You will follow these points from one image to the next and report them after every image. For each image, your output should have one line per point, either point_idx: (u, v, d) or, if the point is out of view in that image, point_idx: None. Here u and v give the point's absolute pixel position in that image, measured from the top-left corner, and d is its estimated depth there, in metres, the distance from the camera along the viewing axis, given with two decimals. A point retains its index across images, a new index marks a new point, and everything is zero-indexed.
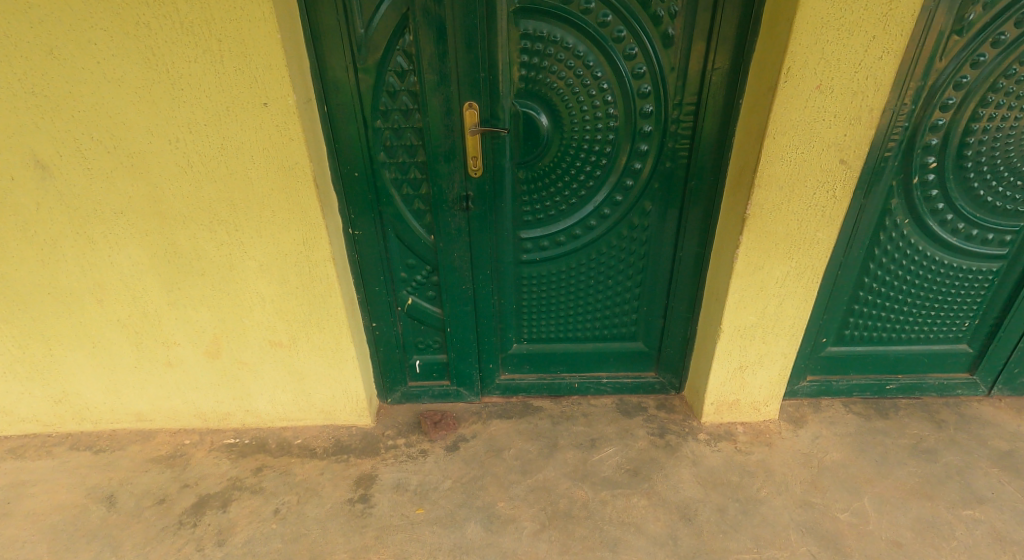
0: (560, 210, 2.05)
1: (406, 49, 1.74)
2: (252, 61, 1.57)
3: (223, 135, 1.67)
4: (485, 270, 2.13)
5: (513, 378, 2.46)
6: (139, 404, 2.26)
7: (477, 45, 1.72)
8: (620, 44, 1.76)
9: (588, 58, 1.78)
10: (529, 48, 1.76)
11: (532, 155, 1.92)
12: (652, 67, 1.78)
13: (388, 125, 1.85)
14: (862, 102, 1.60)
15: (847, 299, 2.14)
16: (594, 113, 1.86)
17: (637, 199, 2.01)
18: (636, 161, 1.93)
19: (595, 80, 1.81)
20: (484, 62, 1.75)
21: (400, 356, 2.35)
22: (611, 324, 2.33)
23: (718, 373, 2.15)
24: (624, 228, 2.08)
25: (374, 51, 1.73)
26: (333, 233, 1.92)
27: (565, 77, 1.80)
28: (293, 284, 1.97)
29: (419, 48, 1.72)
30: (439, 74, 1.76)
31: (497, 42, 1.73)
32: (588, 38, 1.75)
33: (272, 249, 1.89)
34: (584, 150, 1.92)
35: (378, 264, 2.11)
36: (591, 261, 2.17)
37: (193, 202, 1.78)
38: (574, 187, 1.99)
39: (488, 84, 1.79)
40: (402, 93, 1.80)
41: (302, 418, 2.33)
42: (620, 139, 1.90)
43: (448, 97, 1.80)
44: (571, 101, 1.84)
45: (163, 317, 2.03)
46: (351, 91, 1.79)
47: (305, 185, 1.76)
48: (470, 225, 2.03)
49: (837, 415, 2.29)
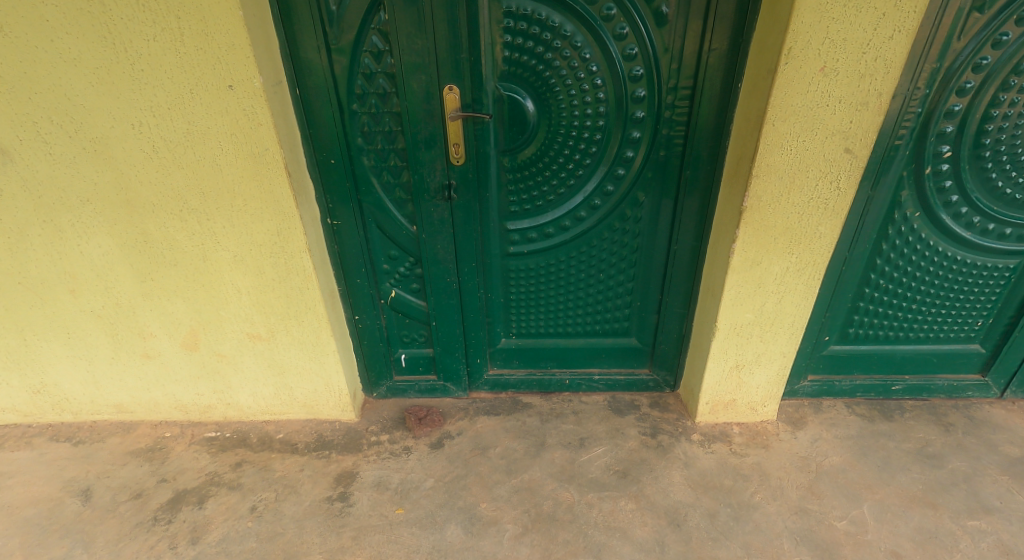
0: (548, 200, 1.95)
1: (382, 28, 1.63)
2: (214, 39, 1.47)
3: (188, 120, 1.58)
4: (470, 262, 2.06)
5: (501, 374, 2.40)
6: (119, 396, 2.22)
7: (458, 23, 1.61)
8: (610, 23, 1.63)
9: (576, 39, 1.66)
10: (513, 28, 1.65)
11: (518, 143, 1.82)
12: (645, 49, 1.65)
13: (366, 109, 1.75)
14: (871, 86, 1.45)
15: (851, 296, 2.03)
16: (583, 98, 1.74)
17: (630, 189, 1.90)
18: (628, 149, 1.82)
19: (583, 62, 1.69)
20: (464, 42, 1.64)
21: (385, 349, 2.30)
22: (603, 319, 2.24)
23: (713, 373, 2.07)
24: (616, 220, 1.98)
25: (348, 31, 1.63)
26: (309, 224, 1.84)
27: (551, 59, 1.69)
28: (270, 276, 1.90)
29: (395, 27, 1.61)
30: (418, 56, 1.65)
31: (479, 22, 1.62)
32: (576, 16, 1.64)
33: (246, 240, 1.81)
34: (572, 138, 1.81)
35: (359, 255, 2.04)
36: (581, 254, 2.08)
37: (161, 190, 1.70)
38: (564, 175, 1.89)
39: (468, 66, 1.68)
40: (379, 75, 1.69)
41: (285, 412, 2.28)
42: (611, 126, 1.79)
43: (428, 80, 1.69)
44: (558, 85, 1.72)
45: (138, 308, 1.97)
46: (323, 72, 1.68)
47: (276, 173, 1.67)
48: (453, 215, 1.94)
49: (839, 417, 2.19)
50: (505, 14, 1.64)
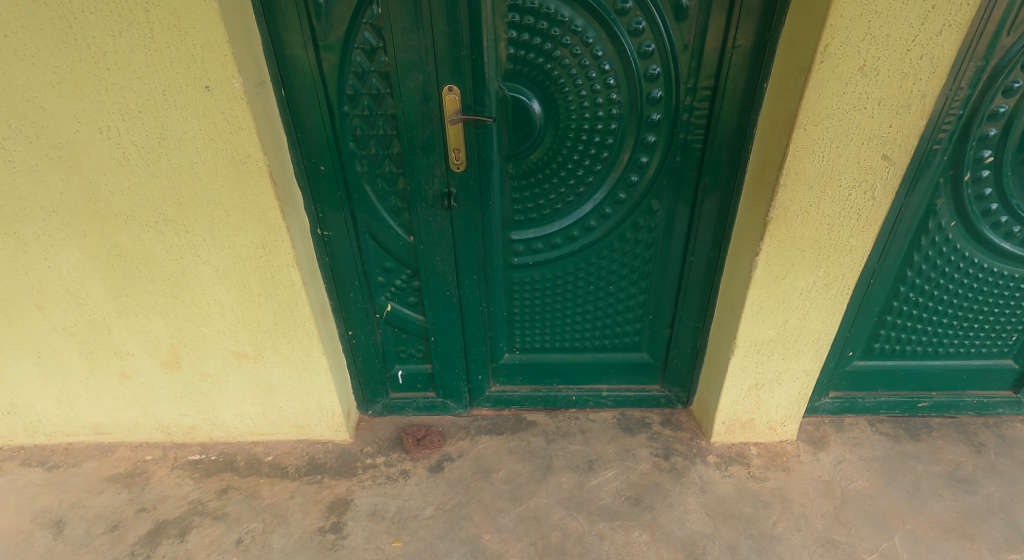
0: (555, 208, 1.81)
1: (374, 22, 1.48)
2: (188, 35, 1.32)
3: (161, 124, 1.43)
4: (472, 274, 1.92)
5: (504, 390, 2.27)
6: (96, 417, 2.08)
7: (458, 18, 1.47)
8: (625, 18, 1.49)
9: (587, 34, 1.52)
10: (519, 22, 1.51)
11: (523, 147, 1.68)
12: (662, 46, 1.51)
13: (358, 111, 1.60)
14: (915, 87, 1.32)
15: (879, 310, 1.90)
16: (594, 99, 1.60)
17: (643, 197, 1.77)
18: (643, 154, 1.69)
19: (595, 60, 1.55)
20: (465, 38, 1.50)
21: (381, 366, 2.16)
22: (612, 333, 2.11)
23: (731, 392, 1.94)
24: (628, 229, 1.85)
25: (337, 26, 1.48)
26: (297, 235, 1.70)
27: (559, 57, 1.54)
28: (255, 291, 1.76)
29: (389, 21, 1.47)
30: (414, 53, 1.51)
31: (481, 16, 1.48)
32: (587, 10, 1.49)
33: (229, 253, 1.67)
34: (582, 142, 1.67)
35: (353, 267, 1.90)
36: (590, 266, 1.94)
37: (134, 200, 1.56)
38: (573, 181, 1.75)
39: (470, 64, 1.53)
40: (372, 74, 1.55)
41: (274, 432, 2.14)
42: (624, 130, 1.65)
43: (426, 80, 1.55)
44: (568, 85, 1.58)
45: (113, 325, 1.83)
46: (310, 71, 1.53)
47: (260, 182, 1.53)
48: (454, 225, 1.80)
49: (862, 436, 2.07)
50: (509, 7, 1.49)
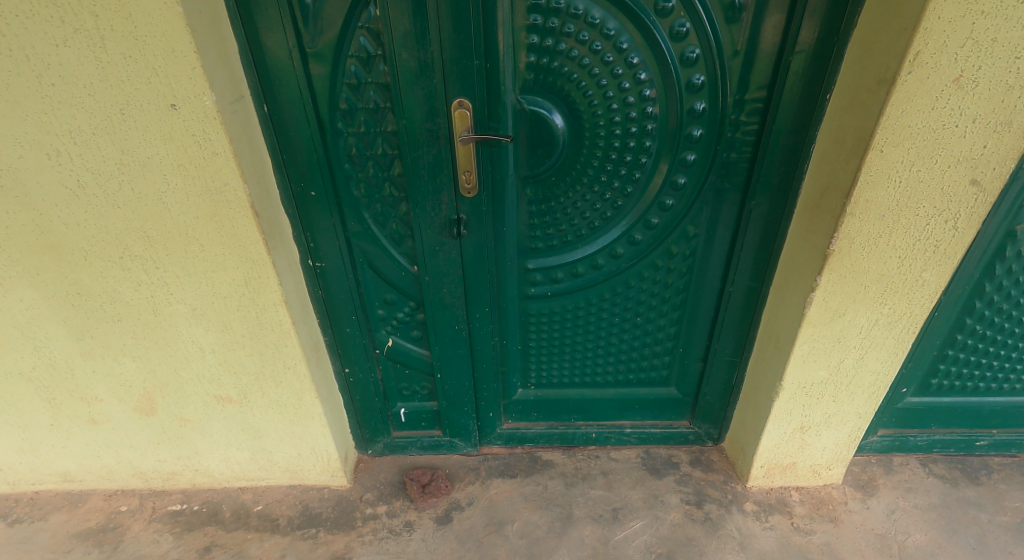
0: (578, 234, 1.60)
1: (371, 26, 1.26)
2: (147, 44, 1.10)
3: (120, 147, 1.21)
4: (483, 306, 1.71)
5: (517, 427, 2.07)
6: (64, 464, 1.87)
7: (471, 20, 1.25)
8: (666, 19, 1.27)
9: (621, 39, 1.30)
10: (541, 25, 1.29)
11: (543, 167, 1.47)
12: (709, 51, 1.30)
13: (353, 128, 1.39)
14: (1018, 101, 1.11)
15: (940, 343, 1.70)
16: (627, 113, 1.38)
17: (678, 221, 1.56)
18: (680, 175, 1.47)
19: (629, 68, 1.33)
20: (478, 44, 1.28)
21: (382, 404, 1.95)
22: (638, 367, 1.91)
23: (773, 435, 1.74)
24: (660, 257, 1.64)
25: (328, 31, 1.26)
26: (284, 269, 1.49)
27: (587, 65, 1.32)
28: (238, 332, 1.55)
29: (389, 24, 1.25)
30: (419, 61, 1.29)
31: (497, 18, 1.26)
32: (622, 10, 1.27)
33: (207, 291, 1.45)
34: (611, 161, 1.46)
35: (349, 300, 1.69)
36: (616, 296, 1.74)
37: (93, 234, 1.34)
38: (599, 205, 1.54)
39: (483, 74, 1.31)
40: (369, 87, 1.33)
41: (265, 478, 1.94)
42: (660, 147, 1.44)
43: (433, 93, 1.33)
44: (597, 97, 1.36)
45: (77, 369, 1.62)
46: (296, 82, 1.31)
47: (239, 213, 1.31)
48: (463, 254, 1.59)
49: (916, 480, 1.87)
50: (530, 6, 1.26)
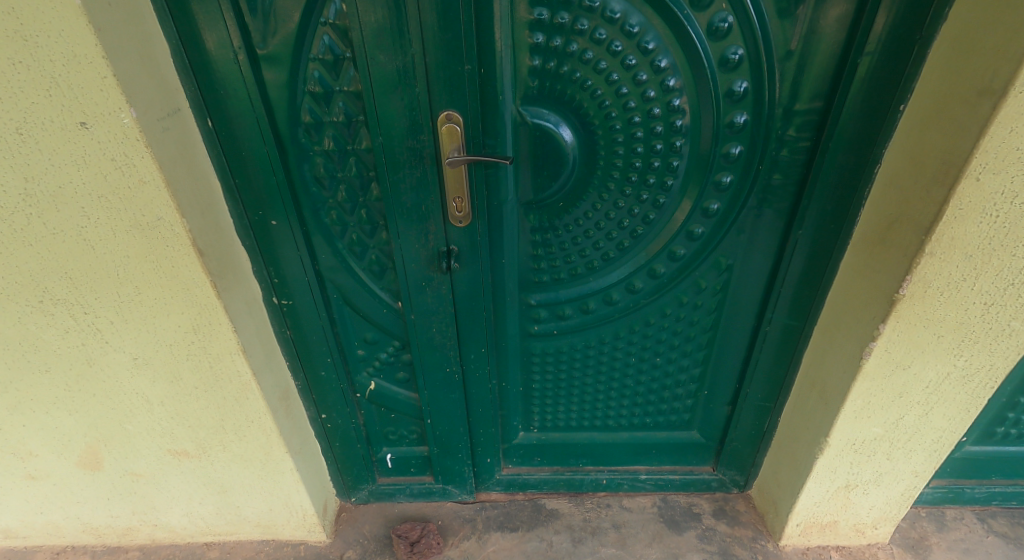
0: (589, 266, 1.37)
1: (336, 22, 1.01)
2: (41, 47, 0.86)
3: (23, 175, 0.97)
4: (479, 346, 1.48)
5: (519, 473, 1.84)
6: (5, 521, 1.65)
7: (461, 15, 1.00)
8: (703, 13, 1.02)
9: (646, 38, 1.05)
10: (548, 21, 1.04)
11: (549, 191, 1.23)
12: (755, 53, 1.05)
13: (319, 146, 1.15)
14: None
15: (1010, 389, 1.47)
16: (651, 127, 1.14)
17: (708, 252, 1.32)
18: (713, 200, 1.23)
19: (655, 74, 1.08)
20: (470, 44, 1.03)
21: (365, 450, 1.73)
22: (655, 410, 1.68)
23: (813, 494, 1.51)
24: (685, 292, 1.40)
25: (282, 29, 1.01)
26: (241, 312, 1.25)
27: (604, 70, 1.08)
28: (190, 383, 1.31)
29: (359, 20, 1.00)
30: (397, 66, 1.04)
31: (494, 12, 1.01)
32: (649, 2, 1.02)
33: (148, 338, 1.22)
34: (630, 183, 1.22)
35: (324, 340, 1.46)
36: (632, 335, 1.50)
37: (3, 276, 1.10)
38: (614, 233, 1.30)
39: (476, 81, 1.06)
40: (337, 97, 1.09)
41: (233, 533, 1.71)
42: (689, 168, 1.19)
43: (414, 105, 1.09)
44: (615, 108, 1.12)
45: (7, 423, 1.39)
46: (245, 91, 1.06)
47: (179, 252, 1.08)
48: (455, 289, 1.36)
49: (973, 539, 1.64)
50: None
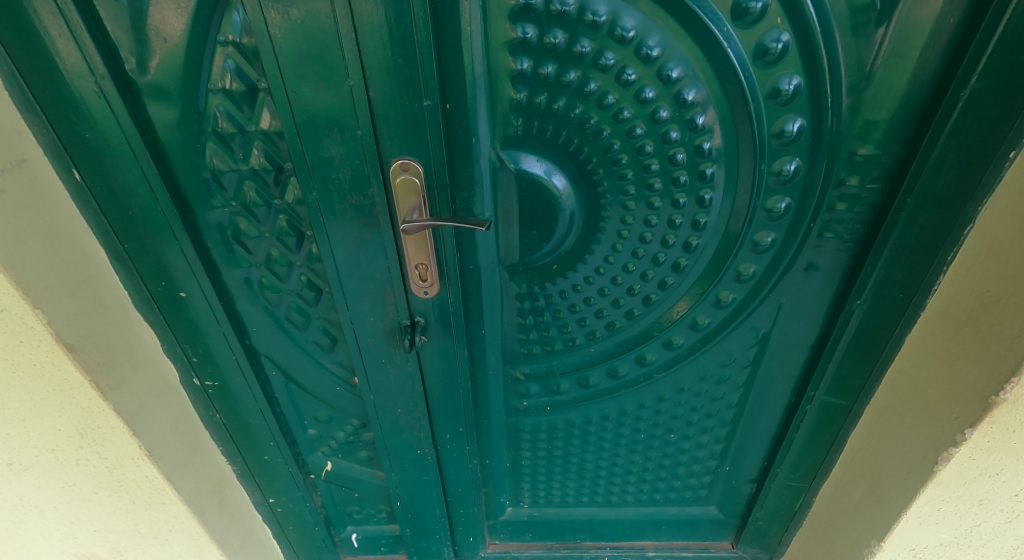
0: (590, 336, 1.10)
1: (241, 44, 0.73)
2: None
3: None
4: (456, 425, 1.22)
5: (507, 550, 1.58)
6: None
7: (415, 34, 0.72)
8: (751, 31, 0.74)
9: (670, 64, 0.77)
10: (537, 41, 0.75)
11: (540, 253, 0.96)
12: (818, 85, 0.77)
13: (234, 201, 0.88)
14: None
15: None
16: (674, 177, 0.87)
17: (739, 321, 1.06)
18: (749, 263, 0.97)
19: (680, 110, 0.80)
20: (429, 72, 0.74)
21: (325, 531, 1.46)
22: (666, 487, 1.42)
23: None
24: (709, 364, 1.14)
25: (166, 53, 0.73)
26: (146, 407, 0.97)
27: (611, 105, 0.80)
28: (87, 489, 1.01)
29: (272, 42, 0.72)
30: (330, 101, 0.77)
31: (461, 30, 0.72)
32: (676, 15, 0.73)
33: (20, 444, 0.92)
34: (643, 243, 0.95)
35: (265, 422, 1.19)
36: (642, 410, 1.24)
37: None
38: (623, 300, 1.03)
39: (439, 121, 0.79)
40: (253, 140, 0.82)
41: None
42: (721, 225, 0.92)
43: (355, 152, 0.81)
44: (626, 153, 0.84)
45: None
46: (122, 134, 0.78)
47: (39, 348, 0.79)
48: (423, 364, 1.10)
49: None
50: (516, 10, 0.73)
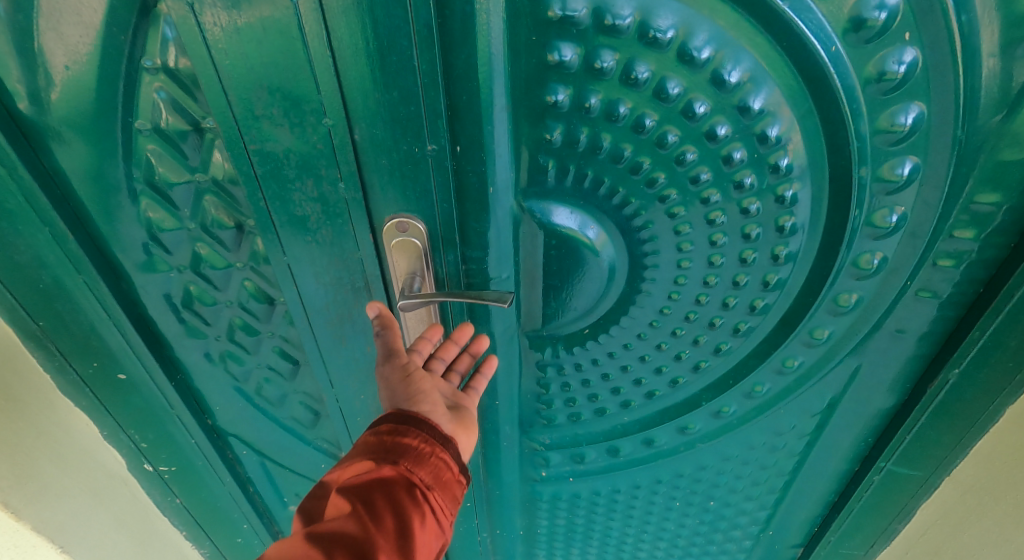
0: (625, 404, 0.92)
1: (171, 72, 0.54)
2: None
3: None
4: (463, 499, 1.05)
5: None
6: None
7: (414, 59, 0.53)
8: (868, 54, 0.54)
9: (753, 93, 0.57)
10: (577, 65, 0.55)
11: (569, 317, 0.77)
12: (947, 121, 0.58)
13: (182, 265, 0.70)
14: None
15: None
16: (744, 230, 0.68)
17: (803, 387, 0.89)
18: (825, 325, 0.79)
19: (761, 151, 0.61)
20: (436, 108, 0.56)
21: None
22: (701, 552, 1.26)
23: None
24: (761, 432, 0.97)
25: (71, 87, 0.55)
26: (78, 516, 0.80)
27: (671, 145, 0.61)
28: None
29: (211, 71, 0.53)
30: (300, 146, 0.58)
31: (476, 51, 0.52)
32: (769, 29, 0.53)
33: None
34: (697, 306, 0.76)
35: (238, 503, 1.00)
36: (679, 479, 1.07)
37: None
38: (667, 367, 0.85)
39: (446, 170, 0.60)
40: (200, 192, 0.63)
41: None
42: (796, 284, 0.74)
43: (335, 207, 0.63)
44: (686, 202, 0.65)
45: None
46: (19, 192, 0.61)
47: None
48: None
49: None
50: (553, 26, 0.52)
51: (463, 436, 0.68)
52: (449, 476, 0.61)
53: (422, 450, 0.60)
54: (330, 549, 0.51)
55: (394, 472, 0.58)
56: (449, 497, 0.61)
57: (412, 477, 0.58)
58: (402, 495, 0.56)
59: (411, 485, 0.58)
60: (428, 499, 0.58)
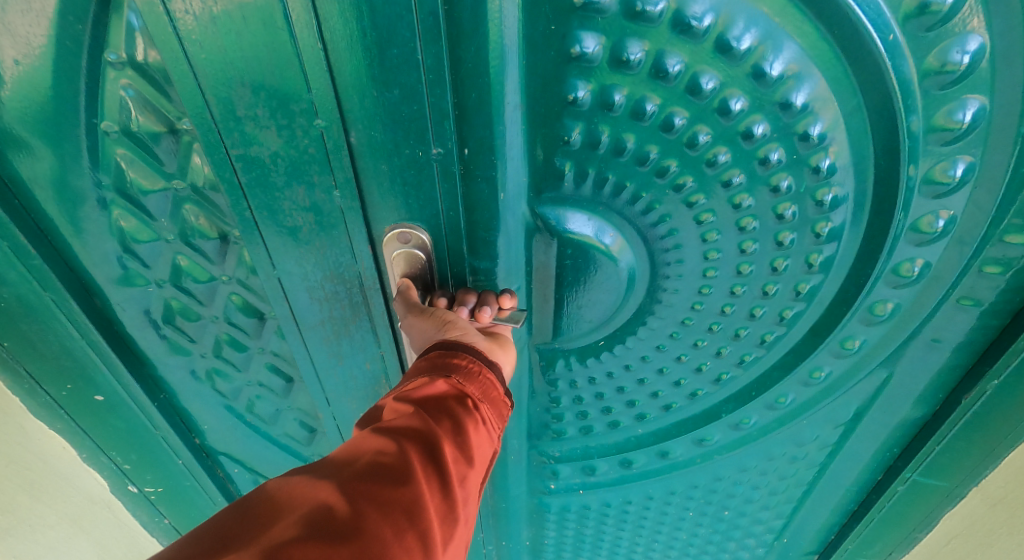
0: (640, 416, 0.87)
1: (139, 71, 0.47)
2: None
3: None
4: None
5: None
6: None
7: (416, 53, 0.46)
8: (928, 43, 0.48)
9: (797, 87, 0.51)
10: (601, 56, 0.49)
11: (582, 329, 0.72)
12: (1009, 118, 0.53)
13: (162, 279, 0.64)
14: None
15: None
16: (777, 237, 0.62)
17: (829, 397, 0.84)
18: (856, 335, 0.74)
19: (802, 152, 0.55)
20: (442, 109, 0.49)
21: None
22: None
23: None
24: (781, 443, 0.92)
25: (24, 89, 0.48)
26: (43, 523, 0.84)
27: (702, 146, 0.55)
28: None
29: (184, 69, 0.47)
30: (288, 150, 0.52)
31: (487, 43, 0.46)
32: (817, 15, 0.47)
33: None
34: (721, 316, 0.71)
35: None
36: (693, 490, 1.02)
37: None
38: (686, 378, 0.80)
39: (452, 176, 0.54)
40: (177, 203, 0.56)
41: None
42: (830, 292, 0.68)
43: (329, 217, 0.57)
44: (716, 207, 0.59)
45: None
46: None
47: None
48: None
49: None
50: (575, 12, 0.46)
51: (499, 351, 0.63)
52: (498, 395, 0.56)
53: (473, 368, 0.55)
54: (398, 441, 0.47)
55: (452, 384, 0.53)
56: (503, 413, 0.56)
57: (465, 391, 0.53)
58: (460, 406, 0.52)
59: (463, 397, 0.53)
60: (485, 413, 0.54)
